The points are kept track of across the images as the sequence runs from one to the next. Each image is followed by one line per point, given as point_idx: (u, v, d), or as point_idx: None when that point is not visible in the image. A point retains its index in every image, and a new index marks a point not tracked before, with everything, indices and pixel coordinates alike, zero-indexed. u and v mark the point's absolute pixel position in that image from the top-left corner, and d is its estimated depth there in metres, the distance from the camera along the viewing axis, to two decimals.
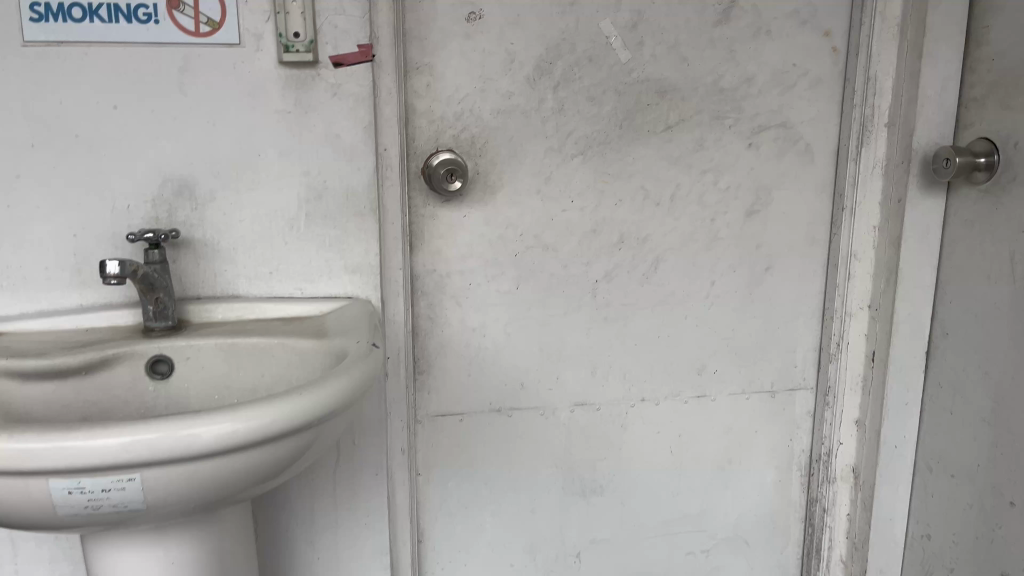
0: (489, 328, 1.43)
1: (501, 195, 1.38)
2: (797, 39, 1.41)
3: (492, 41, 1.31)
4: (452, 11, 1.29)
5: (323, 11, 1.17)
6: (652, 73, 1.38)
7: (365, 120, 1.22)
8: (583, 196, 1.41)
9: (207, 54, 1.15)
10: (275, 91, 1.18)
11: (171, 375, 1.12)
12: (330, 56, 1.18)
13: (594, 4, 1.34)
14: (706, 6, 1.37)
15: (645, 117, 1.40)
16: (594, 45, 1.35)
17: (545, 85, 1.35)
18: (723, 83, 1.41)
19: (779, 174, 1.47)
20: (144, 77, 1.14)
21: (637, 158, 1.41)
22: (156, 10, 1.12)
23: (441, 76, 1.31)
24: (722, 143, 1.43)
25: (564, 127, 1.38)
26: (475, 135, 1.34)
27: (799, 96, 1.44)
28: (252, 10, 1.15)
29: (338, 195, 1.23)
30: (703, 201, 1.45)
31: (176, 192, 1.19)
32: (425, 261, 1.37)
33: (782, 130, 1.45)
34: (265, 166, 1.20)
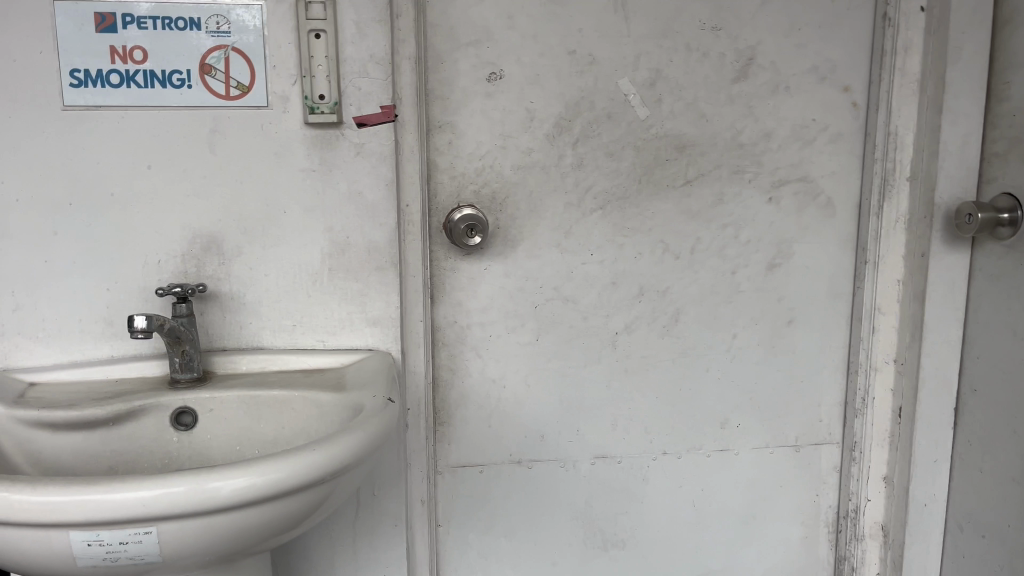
0: (510, 380, 1.44)
1: (521, 248, 1.40)
2: (816, 94, 1.43)
3: (512, 100, 1.35)
4: (473, 71, 1.33)
5: (348, 74, 1.21)
6: (671, 129, 1.40)
7: (387, 178, 1.25)
8: (602, 249, 1.42)
9: (237, 116, 1.20)
10: (301, 151, 1.22)
11: (195, 426, 1.15)
12: (353, 117, 1.23)
13: (613, 64, 1.37)
14: (724, 64, 1.39)
15: (664, 172, 1.42)
16: (612, 102, 1.38)
17: (565, 142, 1.38)
18: (742, 138, 1.42)
19: (800, 227, 1.47)
20: (177, 139, 1.19)
21: (656, 212, 1.43)
22: (190, 76, 1.18)
23: (462, 134, 1.35)
24: (742, 197, 1.44)
25: (583, 182, 1.40)
26: (495, 191, 1.38)
27: (819, 150, 1.45)
28: (280, 74, 1.20)
29: (360, 250, 1.27)
30: (723, 254, 1.46)
31: (205, 247, 1.23)
32: (446, 313, 1.40)
33: (803, 185, 1.45)
34: (291, 222, 1.24)
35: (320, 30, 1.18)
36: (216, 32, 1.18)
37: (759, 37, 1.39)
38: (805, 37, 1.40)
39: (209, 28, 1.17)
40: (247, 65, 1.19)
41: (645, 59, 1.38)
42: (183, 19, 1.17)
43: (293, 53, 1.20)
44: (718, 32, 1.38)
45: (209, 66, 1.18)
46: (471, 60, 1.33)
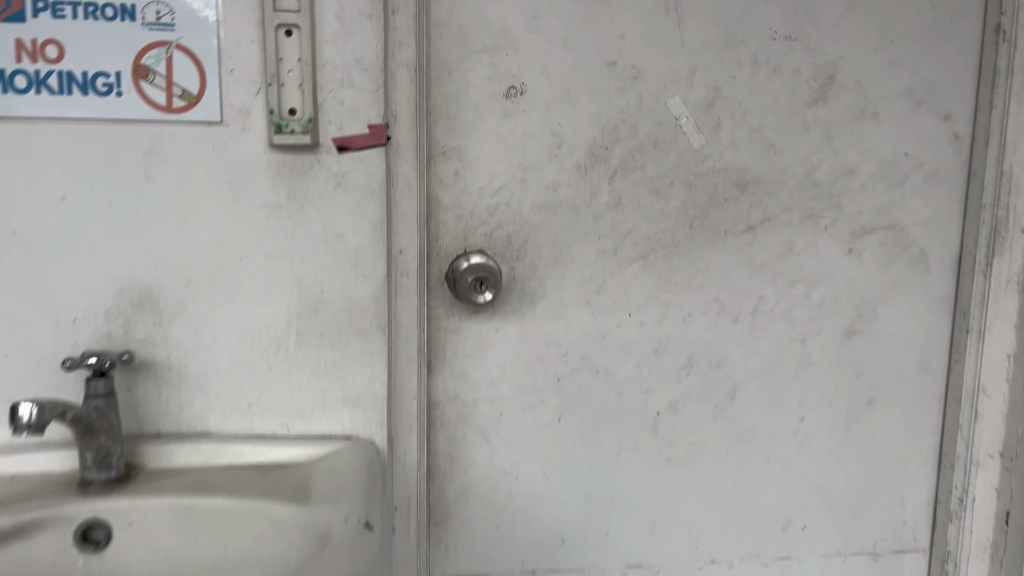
0: (524, 470, 1.15)
1: (542, 306, 1.12)
2: (910, 123, 1.15)
3: (536, 122, 1.08)
4: (488, 85, 1.06)
5: (327, 83, 0.94)
6: (731, 162, 1.13)
7: (375, 217, 0.97)
8: (643, 308, 1.15)
9: (181, 134, 0.92)
10: (264, 180, 0.95)
11: (110, 543, 0.85)
12: (333, 138, 0.95)
13: (661, 79, 1.10)
14: (799, 83, 1.12)
15: (721, 215, 1.14)
16: (660, 127, 1.11)
17: (600, 175, 1.11)
18: (818, 175, 1.15)
19: (885, 285, 1.19)
20: (102, 163, 0.92)
21: (711, 264, 1.15)
22: (119, 80, 0.90)
23: (472, 162, 1.08)
24: (815, 248, 1.17)
25: (621, 226, 1.12)
26: (512, 234, 1.10)
27: (911, 192, 1.17)
28: (238, 81, 0.92)
29: (338, 310, 0.98)
30: (791, 317, 1.18)
31: (136, 303, 0.95)
32: (447, 386, 1.11)
33: (890, 234, 1.18)
34: (248, 272, 0.96)
35: (291, 26, 0.91)
36: (154, 24, 0.90)
37: (842, 51, 1.12)
38: (898, 53, 1.13)
39: (147, 19, 0.89)
40: (195, 68, 0.91)
41: (702, 74, 1.10)
42: (112, 6, 0.89)
43: (256, 54, 0.92)
44: (792, 43, 1.11)
45: (145, 67, 0.90)
46: (485, 71, 1.05)
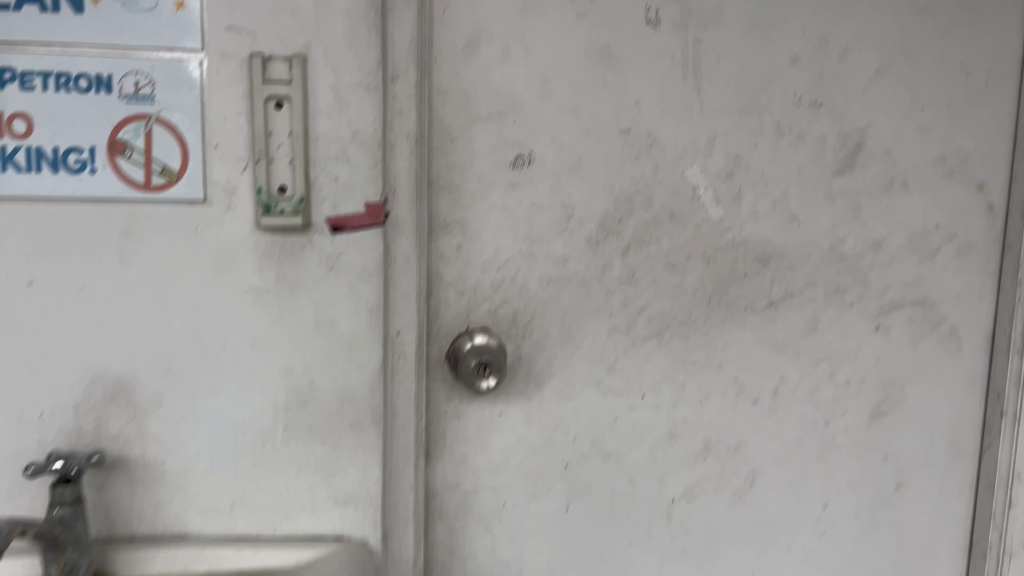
0: (529, 562, 1.07)
1: (550, 387, 1.04)
2: (942, 194, 1.08)
3: (544, 193, 1.00)
4: (493, 154, 0.98)
5: (320, 158, 0.87)
6: (752, 235, 1.06)
7: (371, 302, 0.90)
8: (657, 389, 1.07)
9: (160, 214, 0.85)
10: (250, 262, 0.87)
11: None
12: (326, 217, 0.88)
13: (679, 147, 1.02)
14: (824, 151, 1.05)
15: (740, 290, 1.07)
16: (676, 198, 1.04)
17: (612, 249, 1.03)
18: (844, 248, 1.08)
19: (914, 364, 1.12)
20: (73, 246, 0.84)
21: (730, 343, 1.08)
22: (93, 156, 0.83)
23: (476, 235, 1.00)
24: (840, 324, 1.09)
25: (634, 302, 1.05)
26: (518, 311, 1.02)
27: (943, 266, 1.10)
28: (224, 156, 0.85)
29: (330, 401, 0.91)
30: (814, 398, 1.11)
31: (109, 396, 0.87)
32: (446, 473, 1.03)
33: (920, 309, 1.11)
34: (232, 361, 0.88)
35: (281, 98, 0.84)
36: (132, 95, 0.82)
37: (870, 117, 1.05)
38: (929, 119, 1.06)
39: (123, 90, 0.82)
40: (176, 143, 0.84)
41: (722, 142, 1.03)
42: (86, 76, 0.81)
43: (242, 128, 0.85)
44: (817, 109, 1.04)
45: (121, 142, 0.83)
46: (490, 139, 0.98)
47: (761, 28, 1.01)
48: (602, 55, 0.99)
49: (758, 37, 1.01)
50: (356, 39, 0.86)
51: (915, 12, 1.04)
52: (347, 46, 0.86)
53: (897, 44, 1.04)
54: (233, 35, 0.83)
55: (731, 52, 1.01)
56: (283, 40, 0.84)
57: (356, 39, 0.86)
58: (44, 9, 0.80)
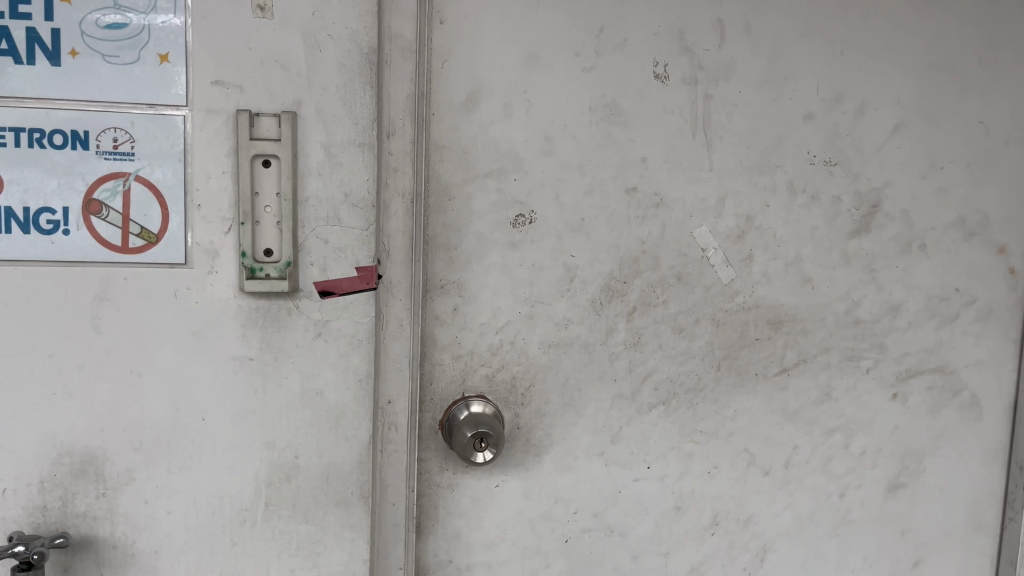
0: None
1: (550, 458, 0.98)
2: (961, 256, 1.04)
3: (546, 253, 0.95)
4: (493, 212, 0.93)
5: (309, 219, 0.82)
6: (764, 298, 1.01)
7: (362, 371, 0.85)
8: (663, 460, 1.01)
9: (137, 277, 0.80)
10: (232, 328, 0.82)
11: None
12: (314, 281, 0.83)
13: (687, 207, 0.98)
14: (839, 211, 1.00)
15: (751, 356, 1.02)
16: (685, 259, 0.99)
17: (617, 311, 0.98)
18: (860, 312, 1.03)
19: (933, 434, 1.06)
20: (41, 311, 0.78)
21: (740, 411, 1.02)
22: (67, 217, 0.78)
23: (473, 297, 0.94)
24: (856, 392, 1.04)
25: (640, 368, 0.99)
26: (517, 377, 0.97)
27: (962, 331, 1.05)
28: (207, 217, 0.80)
29: (315, 475, 0.86)
30: (828, 469, 1.05)
31: (77, 471, 0.81)
32: (438, 549, 0.97)
33: (939, 377, 1.06)
34: (210, 434, 0.83)
35: (269, 156, 0.80)
36: (110, 153, 0.78)
37: (887, 177, 1.01)
38: (948, 179, 1.02)
39: (101, 147, 0.77)
40: (157, 203, 0.79)
41: (732, 201, 0.98)
42: (61, 132, 0.77)
43: (227, 187, 0.80)
44: (832, 168, 1.00)
45: (97, 202, 0.78)
46: (490, 196, 0.93)
47: (774, 84, 0.97)
48: (608, 110, 0.94)
49: (770, 93, 0.97)
50: (350, 96, 0.82)
51: (933, 69, 1.00)
52: (340, 103, 0.82)
53: (915, 102, 1.00)
54: (219, 90, 0.79)
55: (743, 108, 0.97)
56: (273, 95, 0.80)
57: (349, 96, 0.82)
58: (19, 61, 0.76)
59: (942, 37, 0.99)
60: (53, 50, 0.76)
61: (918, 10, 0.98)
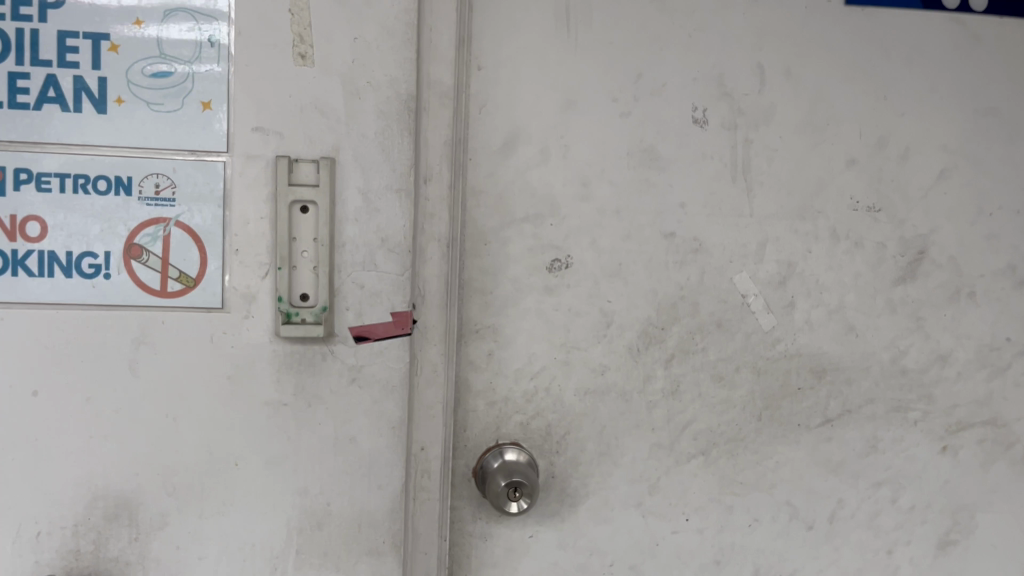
0: None
1: (585, 508, 0.96)
2: (1013, 305, 1.00)
3: (582, 298, 0.94)
4: (529, 257, 0.93)
5: (345, 264, 0.82)
6: (806, 345, 0.98)
7: (395, 417, 0.84)
8: (702, 511, 0.98)
9: (175, 321, 0.80)
10: (268, 373, 0.82)
11: None
12: (350, 327, 0.83)
13: (727, 252, 0.96)
14: (883, 258, 0.98)
15: (793, 405, 0.99)
16: (724, 306, 0.97)
17: (655, 358, 0.96)
18: (906, 362, 1.00)
19: (986, 489, 1.02)
20: (81, 354, 0.79)
21: (782, 462, 0.99)
22: (108, 260, 0.79)
23: (508, 342, 0.94)
24: (903, 444, 1.00)
25: (678, 417, 0.97)
26: (552, 424, 0.95)
27: (1014, 383, 1.01)
28: (245, 262, 0.81)
29: (347, 523, 0.84)
30: (875, 524, 1.01)
31: (110, 514, 0.81)
32: None
33: (991, 430, 1.02)
34: (243, 479, 0.82)
35: (307, 202, 0.80)
36: (152, 198, 0.79)
37: (933, 223, 0.98)
38: (997, 226, 0.99)
39: (143, 193, 0.79)
40: (196, 248, 0.80)
41: (773, 247, 0.96)
42: (106, 178, 0.78)
43: (265, 233, 0.81)
44: (876, 214, 0.97)
45: (138, 246, 0.79)
46: (526, 241, 0.93)
47: (815, 129, 0.96)
48: (646, 155, 0.93)
49: (812, 138, 0.96)
50: (387, 142, 0.82)
51: (980, 113, 0.98)
52: (379, 149, 0.82)
53: (961, 146, 0.98)
54: (259, 136, 0.80)
55: (784, 153, 0.95)
56: (312, 141, 0.81)
57: (387, 142, 0.82)
58: (65, 108, 0.77)
59: (989, 81, 0.97)
60: (99, 97, 0.78)
61: (963, 54, 0.97)
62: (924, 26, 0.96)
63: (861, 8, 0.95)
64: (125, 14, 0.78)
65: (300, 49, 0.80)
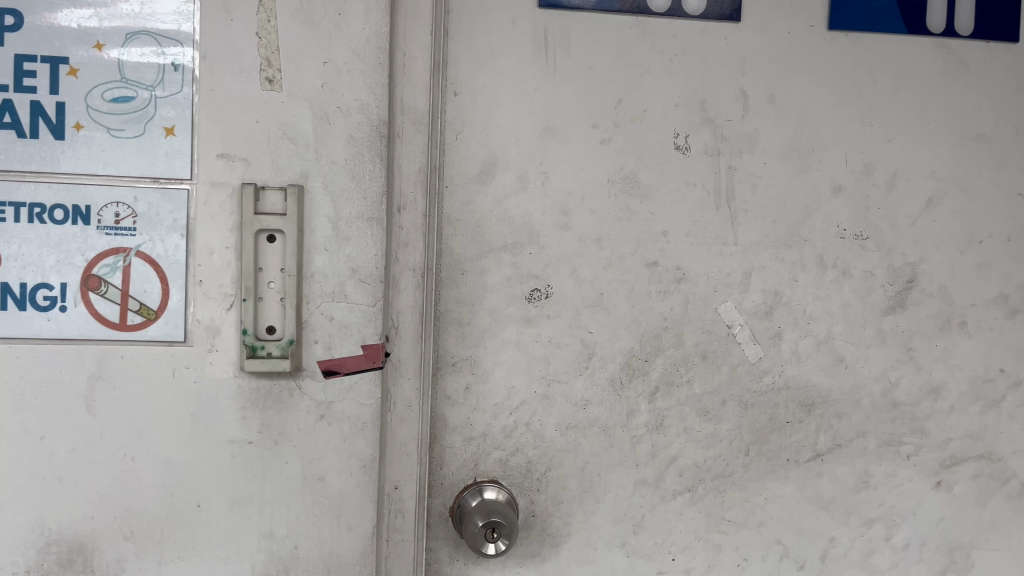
0: None
1: (567, 548, 0.93)
2: (1006, 335, 0.98)
3: (563, 329, 0.91)
4: (508, 287, 0.90)
5: (314, 295, 0.79)
6: (794, 377, 0.95)
7: (366, 455, 0.81)
8: (689, 551, 0.95)
9: (134, 356, 0.77)
10: (232, 411, 0.79)
11: None
12: (318, 360, 0.80)
13: (711, 281, 0.93)
14: (872, 288, 0.95)
15: (781, 441, 0.96)
16: (709, 337, 0.94)
17: (638, 392, 0.93)
18: (898, 394, 0.97)
19: (981, 526, 0.99)
20: (36, 390, 0.76)
21: (771, 499, 0.96)
22: (64, 292, 0.76)
23: (486, 375, 0.90)
24: (896, 480, 0.97)
25: (663, 452, 0.93)
26: (533, 461, 0.92)
27: (1010, 416, 0.98)
28: (208, 293, 0.78)
29: (315, 568, 0.80)
30: (868, 564, 0.97)
31: (65, 560, 0.77)
32: None
33: (985, 464, 0.98)
34: (205, 523, 0.79)
35: (274, 231, 0.77)
36: (112, 228, 0.76)
37: (922, 251, 0.96)
38: (988, 254, 0.97)
39: (102, 222, 0.76)
40: (156, 279, 0.77)
41: (759, 276, 0.94)
42: (63, 207, 0.75)
43: (231, 262, 0.78)
44: (863, 242, 0.95)
45: (96, 277, 0.76)
46: (505, 271, 0.90)
47: (800, 156, 0.93)
48: (627, 183, 0.91)
49: (796, 165, 0.93)
50: (359, 168, 0.79)
51: (968, 140, 0.96)
52: (349, 175, 0.79)
53: (950, 173, 0.96)
54: (224, 162, 0.77)
55: (768, 181, 0.93)
56: (279, 168, 0.78)
57: (358, 169, 0.79)
58: (22, 134, 0.75)
59: (976, 106, 0.96)
60: (57, 123, 0.75)
61: (948, 80, 0.95)
62: (908, 52, 0.94)
63: (844, 33, 0.93)
64: (86, 37, 0.75)
65: (268, 73, 0.77)
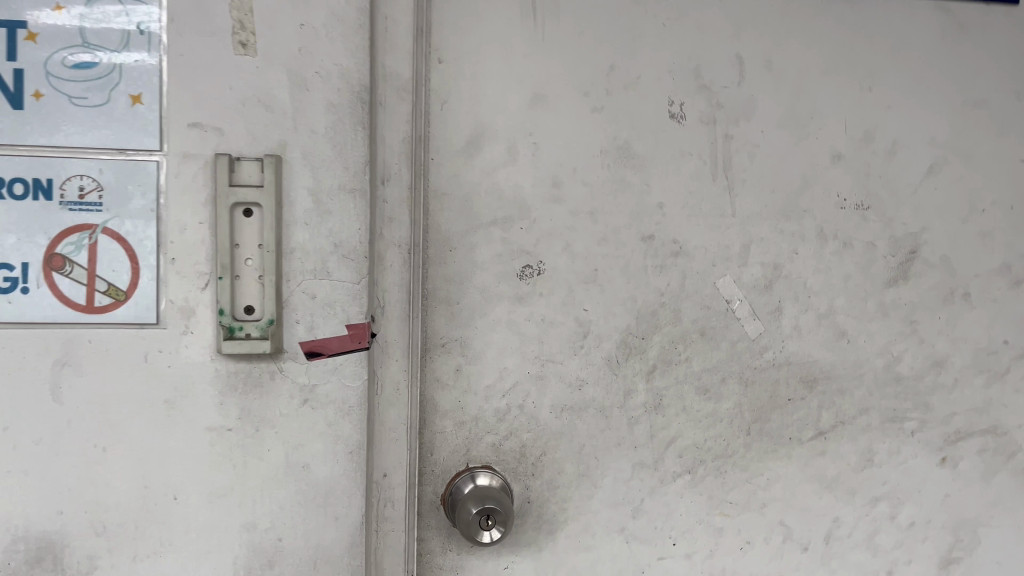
0: None
1: (565, 535, 0.89)
2: (1008, 306, 0.96)
3: (556, 307, 0.87)
4: (498, 264, 0.86)
5: (295, 273, 0.75)
6: (796, 353, 0.92)
7: (353, 440, 0.77)
8: (690, 535, 0.91)
9: (103, 340, 0.72)
10: (209, 396, 0.74)
11: None
12: (300, 342, 0.75)
13: (709, 255, 0.90)
14: (873, 259, 0.93)
15: (784, 419, 0.92)
16: (708, 312, 0.90)
17: (635, 371, 0.89)
18: (901, 368, 0.94)
19: (987, 501, 0.97)
20: None
21: (774, 479, 0.93)
22: (25, 273, 0.71)
23: (477, 356, 0.86)
24: (900, 457, 0.94)
25: (662, 433, 0.90)
26: (527, 445, 0.88)
27: (1014, 389, 0.96)
28: (181, 272, 0.73)
29: (301, 561, 0.76)
30: (873, 544, 0.95)
31: (32, 559, 0.72)
32: None
33: (990, 439, 0.96)
34: (183, 516, 0.74)
35: (251, 205, 0.73)
36: (75, 203, 0.71)
37: (924, 221, 0.93)
38: (990, 223, 0.94)
39: (66, 197, 0.71)
40: (125, 258, 0.72)
41: (758, 249, 0.90)
42: (22, 181, 0.70)
43: (205, 239, 0.73)
44: (864, 213, 0.92)
45: (60, 257, 0.71)
46: (495, 247, 0.86)
47: (799, 123, 0.90)
48: (620, 153, 0.87)
49: (795, 133, 0.90)
50: (340, 138, 0.75)
51: (969, 105, 0.93)
52: (329, 146, 0.75)
53: (951, 140, 0.93)
54: (196, 132, 0.73)
55: (766, 150, 0.90)
56: (255, 139, 0.73)
57: (339, 139, 0.75)
58: None
59: (976, 71, 0.93)
60: (14, 91, 0.70)
61: (948, 44, 0.92)
62: (907, 15, 0.91)
63: None
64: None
65: (241, 37, 0.73)
